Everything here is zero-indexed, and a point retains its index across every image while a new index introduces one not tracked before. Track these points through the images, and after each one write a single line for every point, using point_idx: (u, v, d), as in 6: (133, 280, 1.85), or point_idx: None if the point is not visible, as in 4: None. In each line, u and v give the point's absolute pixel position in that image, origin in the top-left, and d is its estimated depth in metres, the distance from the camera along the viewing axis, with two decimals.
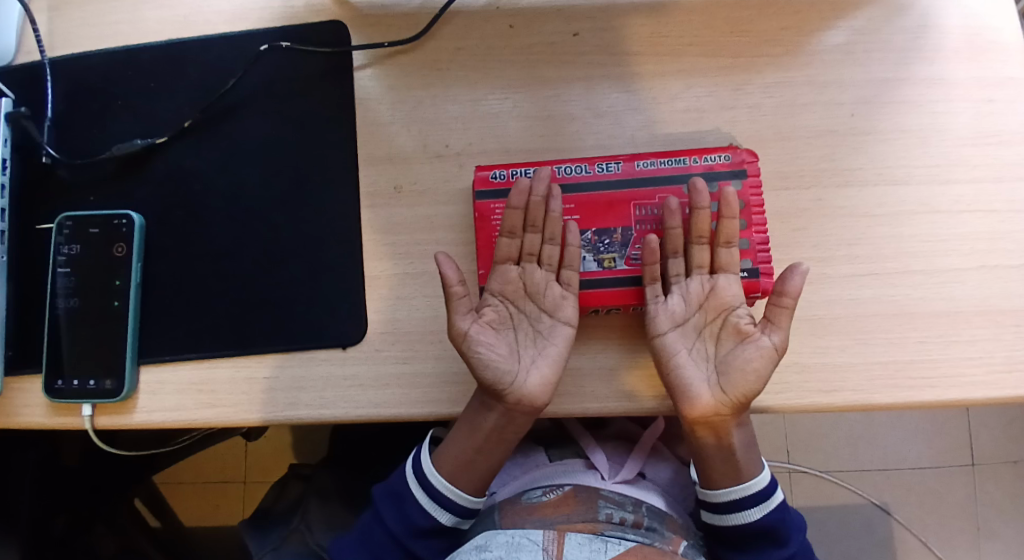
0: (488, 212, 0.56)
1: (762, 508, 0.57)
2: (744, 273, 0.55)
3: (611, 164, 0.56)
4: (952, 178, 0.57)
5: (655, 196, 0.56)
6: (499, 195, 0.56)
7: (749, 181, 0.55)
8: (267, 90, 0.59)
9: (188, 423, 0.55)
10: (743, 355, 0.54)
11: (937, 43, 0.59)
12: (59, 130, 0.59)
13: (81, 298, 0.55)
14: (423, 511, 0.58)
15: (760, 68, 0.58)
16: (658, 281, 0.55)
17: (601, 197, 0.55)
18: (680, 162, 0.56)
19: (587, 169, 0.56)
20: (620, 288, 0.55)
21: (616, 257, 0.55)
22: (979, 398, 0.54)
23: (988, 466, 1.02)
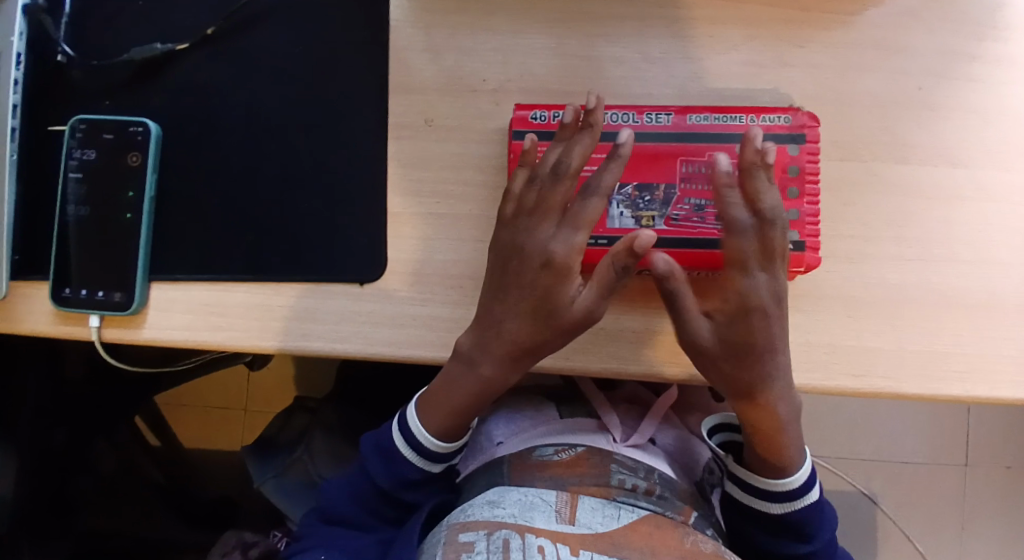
0: None
1: (788, 507, 0.53)
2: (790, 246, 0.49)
3: (660, 115, 0.50)
4: (1012, 166, 0.51)
5: (704, 153, 0.50)
6: (537, 136, 0.50)
7: (806, 150, 0.49)
8: (297, 1, 0.54)
9: (194, 344, 0.52)
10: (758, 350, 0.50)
11: (1015, 19, 0.52)
12: (77, 29, 0.55)
13: (91, 207, 0.52)
14: (413, 464, 0.53)
15: (826, 25, 0.52)
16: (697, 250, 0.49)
17: (645, 149, 0.50)
18: (734, 119, 0.50)
19: (634, 117, 0.50)
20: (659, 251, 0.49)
21: (656, 216, 0.49)
22: (1010, 398, 0.50)
23: (981, 466, 1.02)
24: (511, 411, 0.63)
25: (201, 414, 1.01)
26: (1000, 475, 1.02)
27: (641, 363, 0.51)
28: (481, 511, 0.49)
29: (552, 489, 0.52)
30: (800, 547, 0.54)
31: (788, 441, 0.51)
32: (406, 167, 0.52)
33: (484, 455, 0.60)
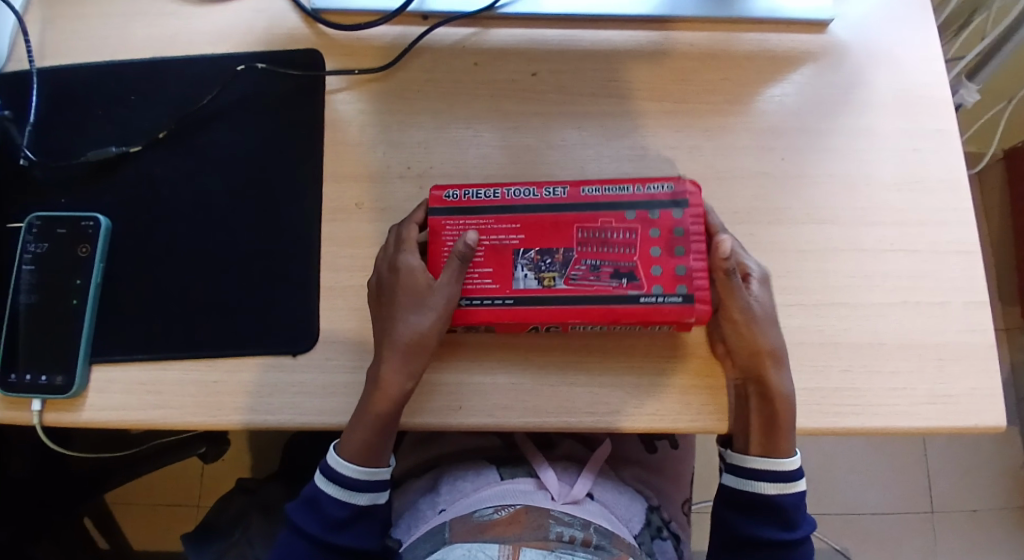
0: (441, 228, 0.54)
1: (782, 489, 0.56)
2: (679, 299, 0.52)
3: (558, 189, 0.54)
4: (878, 220, 0.58)
5: (596, 219, 0.54)
6: (450, 212, 0.54)
7: (691, 215, 0.53)
8: (241, 107, 0.61)
9: (133, 423, 0.55)
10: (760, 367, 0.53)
11: (866, 95, 0.61)
12: (38, 134, 0.61)
13: (40, 296, 0.56)
14: (338, 502, 0.55)
15: (702, 112, 0.61)
16: (599, 305, 0.53)
17: (544, 217, 0.54)
18: (624, 189, 0.54)
19: (534, 192, 0.55)
20: (560, 309, 0.53)
21: (556, 277, 0.53)
22: (902, 428, 0.54)
23: (945, 513, 1.07)
24: (453, 475, 0.64)
25: (149, 511, 1.02)
26: (963, 520, 1.07)
27: (561, 414, 0.54)
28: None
29: (495, 542, 0.52)
30: (784, 534, 0.57)
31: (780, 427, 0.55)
32: (339, 247, 0.58)
33: (424, 523, 0.60)
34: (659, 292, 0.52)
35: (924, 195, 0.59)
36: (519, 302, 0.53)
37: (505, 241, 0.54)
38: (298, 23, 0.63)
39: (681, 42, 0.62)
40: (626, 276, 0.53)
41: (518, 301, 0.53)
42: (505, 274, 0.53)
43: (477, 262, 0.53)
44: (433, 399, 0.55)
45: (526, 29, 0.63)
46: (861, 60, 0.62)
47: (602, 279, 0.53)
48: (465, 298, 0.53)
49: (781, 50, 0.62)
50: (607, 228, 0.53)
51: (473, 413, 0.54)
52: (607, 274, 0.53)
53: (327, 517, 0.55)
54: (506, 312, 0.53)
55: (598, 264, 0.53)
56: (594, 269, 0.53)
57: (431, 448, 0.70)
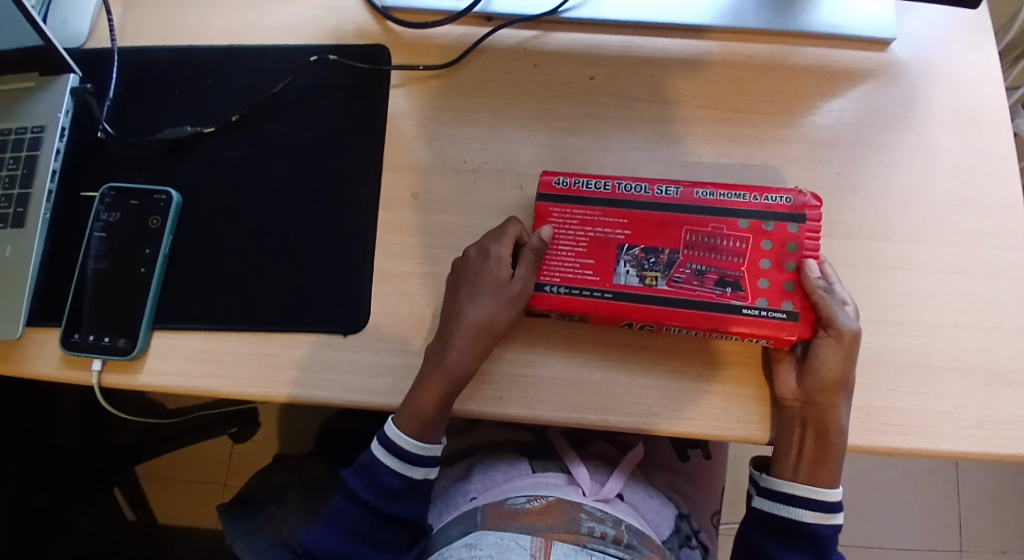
0: (546, 214, 0.56)
1: (820, 519, 0.55)
2: (784, 315, 0.53)
3: (670, 189, 0.56)
4: (931, 239, 0.58)
5: (706, 224, 0.55)
6: (557, 199, 0.57)
7: (808, 229, 0.54)
8: (310, 96, 0.64)
9: (186, 389, 0.57)
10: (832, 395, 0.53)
11: (924, 116, 0.61)
12: (117, 110, 0.64)
13: (110, 262, 0.59)
14: (393, 471, 0.56)
15: (757, 123, 0.61)
16: (696, 313, 0.53)
17: (653, 216, 0.55)
18: (739, 196, 0.55)
19: (645, 188, 0.56)
20: (659, 308, 0.54)
21: (658, 277, 0.54)
22: (947, 450, 0.53)
23: (977, 552, 1.04)
24: (487, 465, 0.64)
25: (178, 486, 1.05)
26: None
27: (602, 411, 0.55)
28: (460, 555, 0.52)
29: (526, 533, 0.53)
30: None
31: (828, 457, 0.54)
32: (394, 234, 0.60)
33: (456, 509, 0.61)
34: (763, 305, 0.53)
35: (979, 218, 0.58)
36: (618, 296, 0.54)
37: (610, 235, 0.55)
38: (367, 18, 0.66)
39: (740, 53, 0.63)
40: (730, 284, 0.54)
41: (616, 295, 0.54)
42: (607, 268, 0.55)
43: (580, 253, 0.55)
44: (477, 387, 0.56)
45: (587, 34, 0.65)
46: (920, 81, 0.62)
47: (704, 284, 0.54)
48: (564, 286, 0.55)
49: (839, 66, 0.63)
50: (717, 234, 0.55)
51: (515, 404, 0.55)
52: (711, 280, 0.54)
53: (382, 485, 0.56)
54: (605, 305, 0.54)
55: (703, 270, 0.54)
56: (699, 274, 0.54)
57: (466, 437, 0.71)
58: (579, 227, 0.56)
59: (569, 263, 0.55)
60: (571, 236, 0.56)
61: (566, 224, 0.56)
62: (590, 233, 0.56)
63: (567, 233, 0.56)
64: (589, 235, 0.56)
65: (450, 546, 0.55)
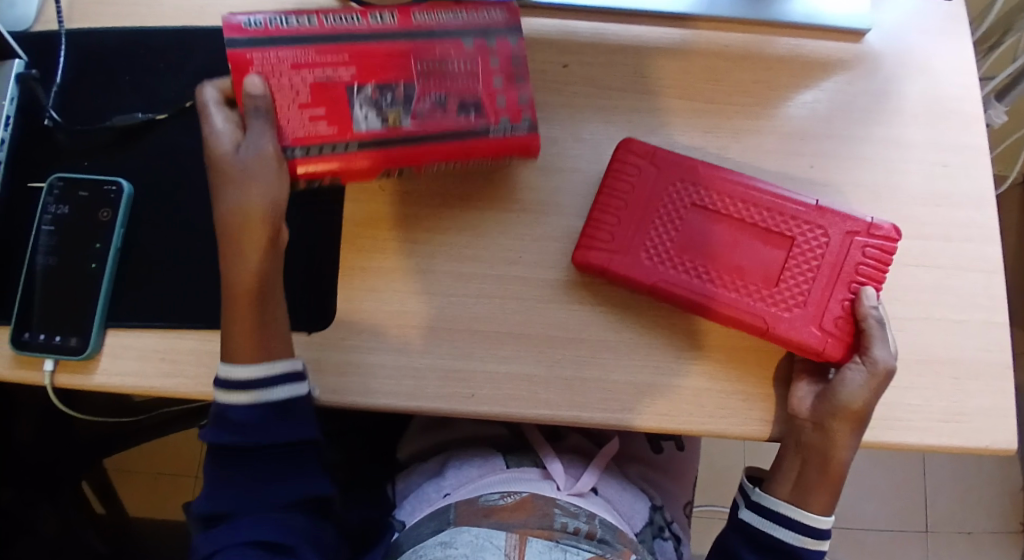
0: (245, 62, 0.51)
1: (809, 544, 0.56)
2: (504, 132, 0.54)
3: (385, 15, 0.54)
4: (900, 233, 0.58)
5: (432, 49, 0.54)
6: (249, 43, 0.51)
7: (875, 253, 0.54)
8: None
9: (144, 390, 0.55)
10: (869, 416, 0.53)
11: (896, 108, 0.60)
12: (64, 96, 0.61)
13: (59, 257, 0.56)
14: (247, 406, 0.52)
15: (730, 114, 0.60)
16: (455, 137, 0.54)
17: (368, 44, 0.53)
18: (453, 17, 0.55)
19: (359, 20, 0.54)
20: (413, 143, 0.53)
21: (400, 116, 0.53)
22: (913, 443, 0.54)
23: (940, 533, 1.07)
24: (459, 461, 0.63)
25: (147, 478, 1.04)
26: (961, 540, 1.07)
27: (574, 408, 0.54)
28: (435, 554, 0.50)
29: (500, 530, 0.52)
30: None
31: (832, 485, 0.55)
32: (361, 227, 0.58)
33: (429, 506, 0.59)
34: (507, 124, 0.54)
35: (949, 211, 0.58)
36: (361, 145, 0.52)
37: (341, 79, 0.53)
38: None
39: (714, 43, 0.62)
40: (469, 110, 0.54)
41: (361, 145, 0.52)
42: (342, 118, 0.52)
43: (304, 104, 0.52)
44: (445, 384, 0.55)
45: (560, 19, 0.63)
46: (893, 72, 0.61)
47: (447, 114, 0.54)
48: (300, 148, 0.52)
49: (814, 56, 0.62)
50: (445, 58, 0.54)
51: (484, 402, 0.54)
52: (453, 108, 0.54)
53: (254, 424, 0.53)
54: (365, 158, 0.53)
55: (440, 99, 0.54)
56: (438, 104, 0.54)
57: (438, 433, 0.69)
58: (296, 72, 0.52)
59: (300, 118, 0.52)
60: (287, 84, 0.52)
61: (269, 69, 0.51)
62: (312, 80, 0.52)
63: (280, 83, 0.51)
64: (310, 80, 0.52)
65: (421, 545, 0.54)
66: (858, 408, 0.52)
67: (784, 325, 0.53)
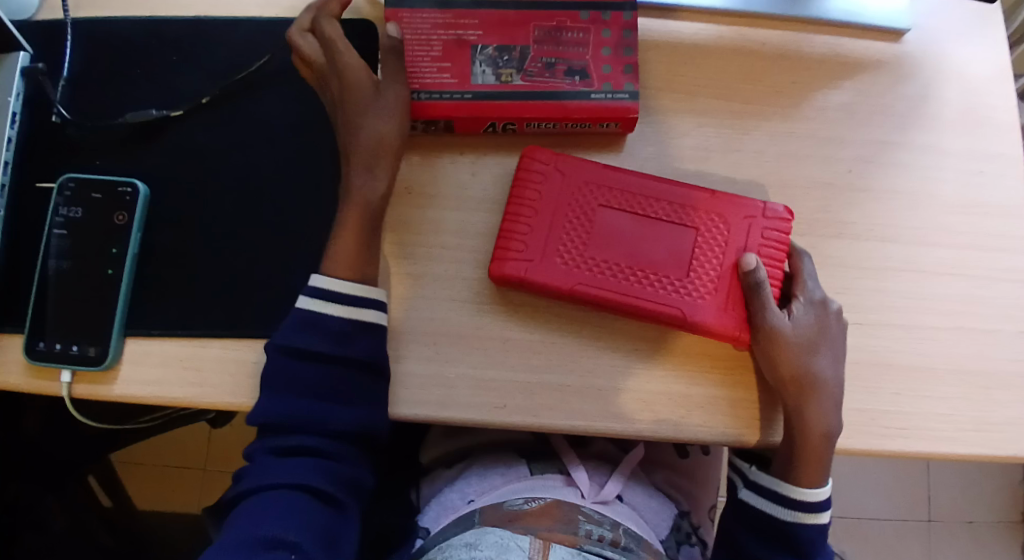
0: (396, 19, 0.55)
1: (801, 519, 0.56)
2: (625, 96, 0.55)
3: None
4: (937, 241, 0.57)
5: (552, 18, 0.56)
6: (408, 6, 0.56)
7: (777, 236, 0.54)
8: (291, 76, 0.58)
9: (167, 400, 0.53)
10: (819, 367, 0.53)
11: (935, 112, 0.59)
12: (73, 90, 0.57)
13: (74, 262, 0.54)
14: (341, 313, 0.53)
15: (767, 116, 0.59)
16: (558, 88, 0.55)
17: (511, 12, 0.56)
18: (567, 8, 0.56)
19: None
20: (520, 99, 0.55)
21: (514, 73, 0.55)
22: (945, 453, 0.54)
23: (940, 522, 1.09)
24: (483, 467, 0.62)
25: (153, 471, 1.02)
26: (959, 528, 1.09)
27: (607, 419, 0.53)
28: (460, 556, 0.49)
29: (525, 533, 0.51)
30: None
31: (818, 456, 0.54)
32: (388, 231, 0.56)
33: (454, 513, 0.58)
34: (609, 89, 0.55)
35: (984, 219, 0.58)
36: (477, 97, 0.55)
37: (468, 38, 0.56)
38: None
39: (751, 41, 0.60)
40: (578, 74, 0.55)
41: (475, 96, 0.54)
42: (463, 71, 0.55)
43: (436, 57, 0.55)
44: (477, 394, 0.53)
45: None
46: (933, 74, 0.60)
47: (557, 75, 0.55)
48: (424, 92, 0.54)
49: (854, 57, 0.60)
50: (562, 27, 0.56)
51: (516, 413, 0.53)
52: (561, 72, 0.55)
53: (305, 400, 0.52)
54: (466, 105, 0.54)
55: (553, 62, 0.55)
56: (549, 67, 0.55)
57: (461, 438, 0.68)
58: (435, 28, 0.55)
59: (430, 69, 0.55)
60: (427, 38, 0.55)
61: (419, 27, 0.55)
62: (448, 37, 0.56)
63: (421, 37, 0.55)
64: (443, 40, 0.55)
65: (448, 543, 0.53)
66: (790, 370, 0.52)
67: (702, 315, 0.53)
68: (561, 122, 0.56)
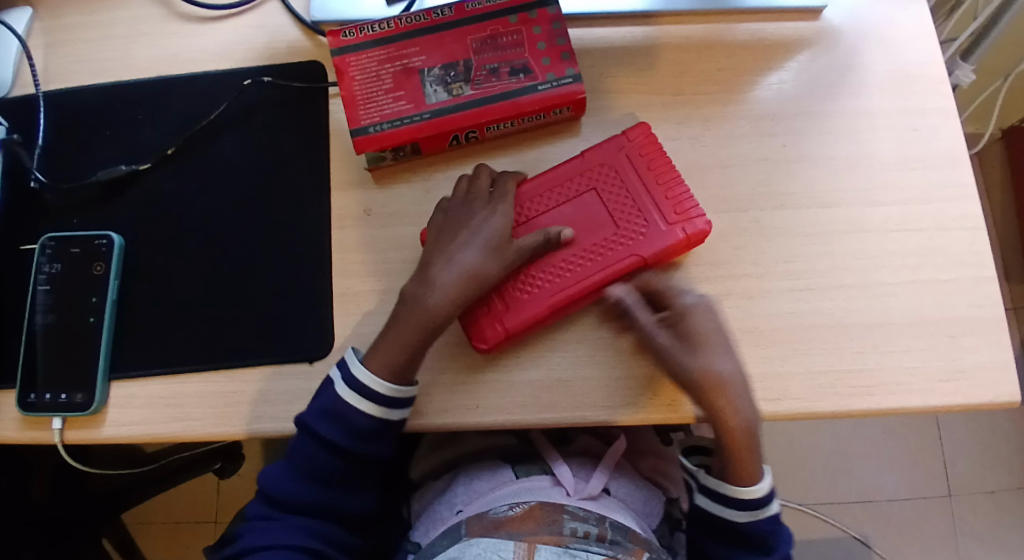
0: (344, 65, 0.58)
1: (753, 516, 0.56)
2: (570, 80, 0.58)
3: (444, 9, 0.60)
4: (880, 200, 0.59)
5: (485, 29, 0.59)
6: (352, 50, 0.59)
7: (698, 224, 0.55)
8: (248, 120, 0.62)
9: (153, 437, 0.55)
10: (722, 361, 0.54)
11: (862, 79, 0.62)
12: (47, 156, 0.62)
13: (57, 315, 0.57)
14: (366, 415, 0.54)
15: (700, 103, 0.61)
16: (508, 89, 0.57)
17: (447, 32, 0.59)
18: (495, 15, 0.59)
19: (423, 16, 0.59)
20: (474, 109, 0.57)
21: (463, 85, 0.58)
22: (919, 406, 0.54)
23: (964, 496, 1.07)
24: (469, 475, 0.63)
25: (168, 527, 1.04)
26: (984, 500, 1.06)
27: (578, 408, 0.54)
28: None
29: (509, 540, 0.52)
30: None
31: (750, 449, 0.54)
32: (350, 254, 0.58)
33: (443, 524, 0.59)
34: (553, 78, 0.58)
35: (925, 173, 0.59)
36: (433, 115, 0.57)
37: (413, 64, 0.59)
38: (297, 36, 0.64)
39: (677, 36, 0.63)
40: (522, 72, 0.58)
41: (433, 114, 0.57)
42: (417, 95, 0.58)
43: (389, 89, 0.58)
44: (450, 398, 0.55)
45: None
46: (855, 44, 0.63)
47: (502, 77, 0.58)
48: (385, 123, 0.57)
49: (776, 38, 0.63)
50: (497, 34, 0.59)
51: (490, 412, 0.54)
52: (505, 73, 0.58)
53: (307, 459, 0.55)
54: (426, 126, 0.57)
55: (496, 67, 0.58)
56: (494, 71, 0.58)
57: (446, 450, 0.69)
58: (381, 64, 0.59)
59: (386, 101, 0.58)
60: (376, 74, 0.58)
61: (366, 66, 0.58)
62: (395, 68, 0.58)
63: (371, 74, 0.58)
64: (391, 72, 0.58)
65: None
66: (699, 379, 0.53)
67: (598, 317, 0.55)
68: (516, 119, 0.58)
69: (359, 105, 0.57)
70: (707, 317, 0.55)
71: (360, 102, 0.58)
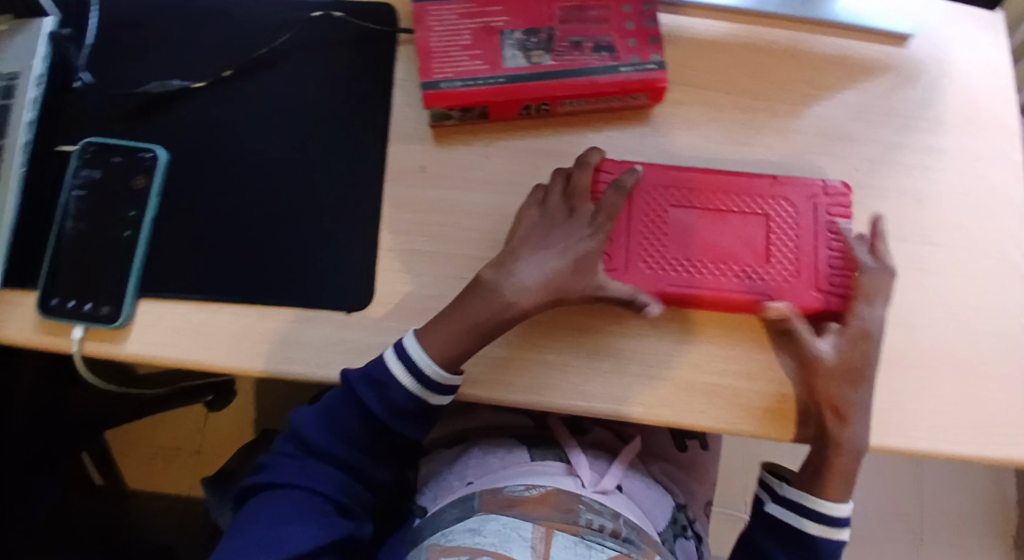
0: (424, 13, 0.57)
1: (823, 533, 0.55)
2: (654, 67, 0.56)
3: None
4: (939, 241, 0.58)
5: None
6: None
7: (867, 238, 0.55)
8: (313, 54, 0.60)
9: (175, 363, 0.53)
10: (857, 394, 0.52)
11: (939, 116, 0.61)
12: (97, 58, 0.59)
13: (90, 224, 0.55)
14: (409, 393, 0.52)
15: (776, 113, 0.60)
16: (590, 65, 0.56)
17: None
18: None
19: None
20: (552, 81, 0.55)
21: (543, 54, 0.56)
22: (944, 452, 0.54)
23: (937, 541, 1.09)
24: (483, 451, 0.63)
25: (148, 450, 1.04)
26: (951, 548, 1.09)
27: (607, 403, 0.53)
28: (464, 540, 0.50)
29: (527, 522, 0.51)
30: None
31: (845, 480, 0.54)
32: (399, 209, 0.56)
33: (453, 494, 0.59)
34: (636, 62, 0.56)
35: (987, 221, 0.59)
36: (509, 80, 0.55)
37: (495, 24, 0.57)
38: None
39: (762, 39, 0.62)
40: (605, 50, 0.56)
41: (508, 79, 0.55)
42: (495, 56, 0.56)
43: (466, 46, 0.56)
44: (484, 371, 0.54)
45: None
46: (937, 80, 0.62)
47: (584, 53, 0.56)
48: (458, 80, 0.55)
49: (859, 59, 0.62)
50: (585, 6, 0.58)
51: (519, 392, 0.53)
52: (588, 49, 0.56)
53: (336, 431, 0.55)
54: (500, 91, 0.55)
55: (580, 41, 0.56)
56: (576, 45, 0.56)
57: (460, 421, 0.68)
58: (462, 18, 0.57)
59: (462, 58, 0.56)
60: (455, 29, 0.57)
61: (447, 17, 0.57)
62: (475, 25, 0.57)
63: (451, 27, 0.57)
64: (471, 29, 0.57)
65: (452, 528, 0.53)
66: (832, 402, 0.52)
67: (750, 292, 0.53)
68: (591, 98, 0.57)
69: (434, 58, 0.56)
70: (870, 340, 0.52)
71: (434, 55, 0.56)
